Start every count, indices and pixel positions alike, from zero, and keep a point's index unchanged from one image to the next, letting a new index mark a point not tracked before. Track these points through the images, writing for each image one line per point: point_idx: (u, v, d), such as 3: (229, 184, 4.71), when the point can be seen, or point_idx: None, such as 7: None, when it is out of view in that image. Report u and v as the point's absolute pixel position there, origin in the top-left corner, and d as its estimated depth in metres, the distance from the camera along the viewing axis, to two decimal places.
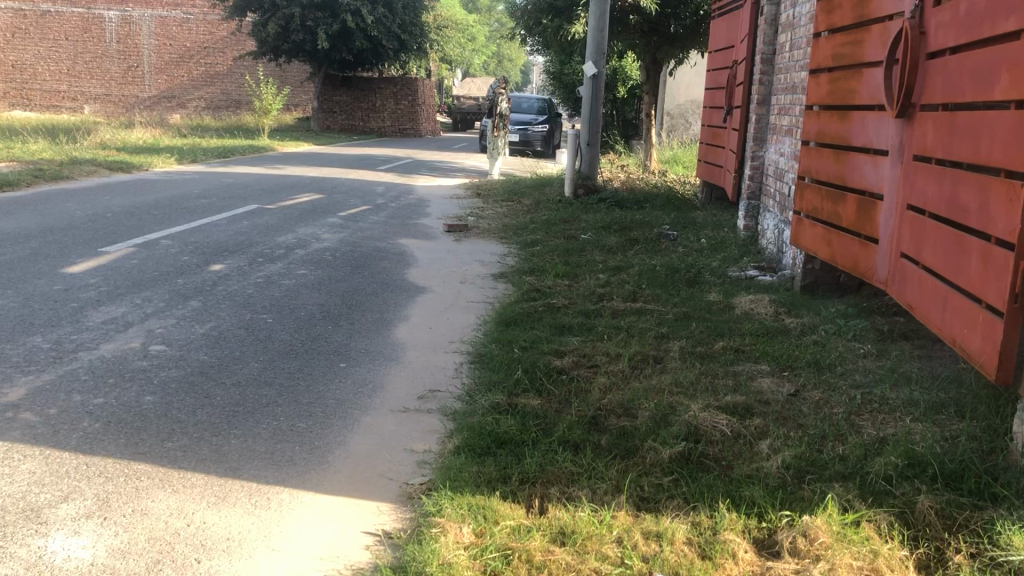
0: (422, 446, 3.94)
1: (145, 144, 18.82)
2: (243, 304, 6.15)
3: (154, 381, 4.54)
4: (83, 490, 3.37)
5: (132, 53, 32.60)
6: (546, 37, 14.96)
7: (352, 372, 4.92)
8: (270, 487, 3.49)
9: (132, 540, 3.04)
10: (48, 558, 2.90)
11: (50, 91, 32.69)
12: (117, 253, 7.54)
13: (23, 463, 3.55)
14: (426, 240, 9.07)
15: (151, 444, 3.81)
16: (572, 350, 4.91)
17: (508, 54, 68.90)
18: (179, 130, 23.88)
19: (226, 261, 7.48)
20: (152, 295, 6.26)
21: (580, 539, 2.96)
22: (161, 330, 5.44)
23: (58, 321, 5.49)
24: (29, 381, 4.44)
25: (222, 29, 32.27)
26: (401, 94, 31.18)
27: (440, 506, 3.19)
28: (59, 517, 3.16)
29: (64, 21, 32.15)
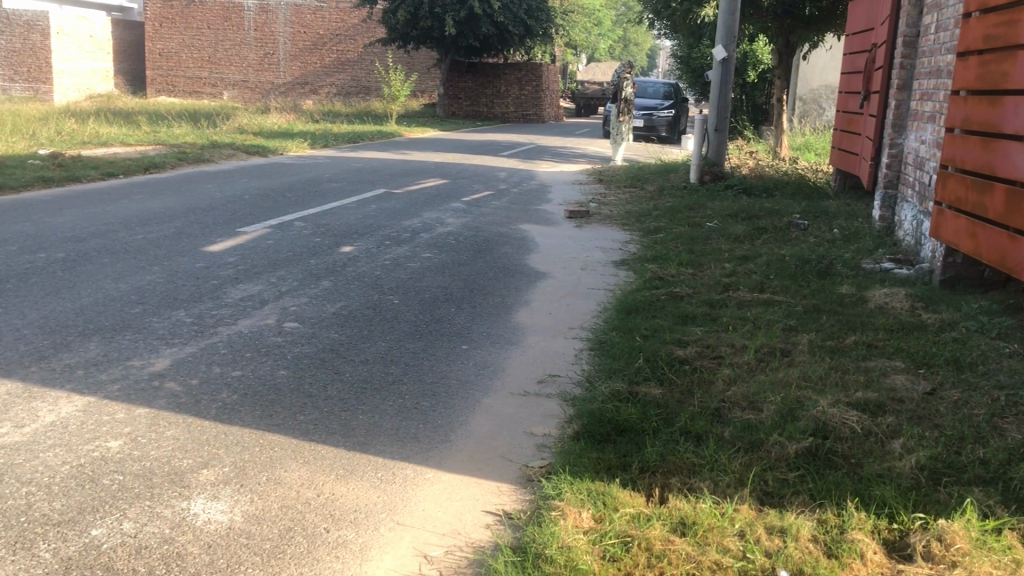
0: (541, 430, 3.97)
1: (280, 129, 19.55)
2: (371, 285, 6.34)
3: (288, 356, 4.74)
4: (220, 458, 3.55)
5: (269, 40, 33.83)
6: (674, 21, 14.71)
7: (473, 354, 5.00)
8: (395, 463, 3.59)
9: (266, 507, 3.19)
10: (190, 519, 3.08)
11: (193, 78, 34.36)
12: (253, 234, 7.89)
13: (168, 430, 3.77)
14: (548, 226, 9.09)
15: (285, 416, 3.98)
16: (694, 341, 4.83)
17: (636, 38, 67.94)
18: (311, 116, 24.72)
19: (355, 243, 7.71)
20: (287, 274, 6.52)
21: (701, 530, 2.93)
22: (294, 308, 5.66)
23: (200, 297, 5.80)
24: (173, 353, 4.71)
25: (353, 17, 33.00)
26: (525, 79, 31.03)
27: (559, 491, 3.22)
28: (200, 481, 3.35)
29: (207, 10, 33.90)
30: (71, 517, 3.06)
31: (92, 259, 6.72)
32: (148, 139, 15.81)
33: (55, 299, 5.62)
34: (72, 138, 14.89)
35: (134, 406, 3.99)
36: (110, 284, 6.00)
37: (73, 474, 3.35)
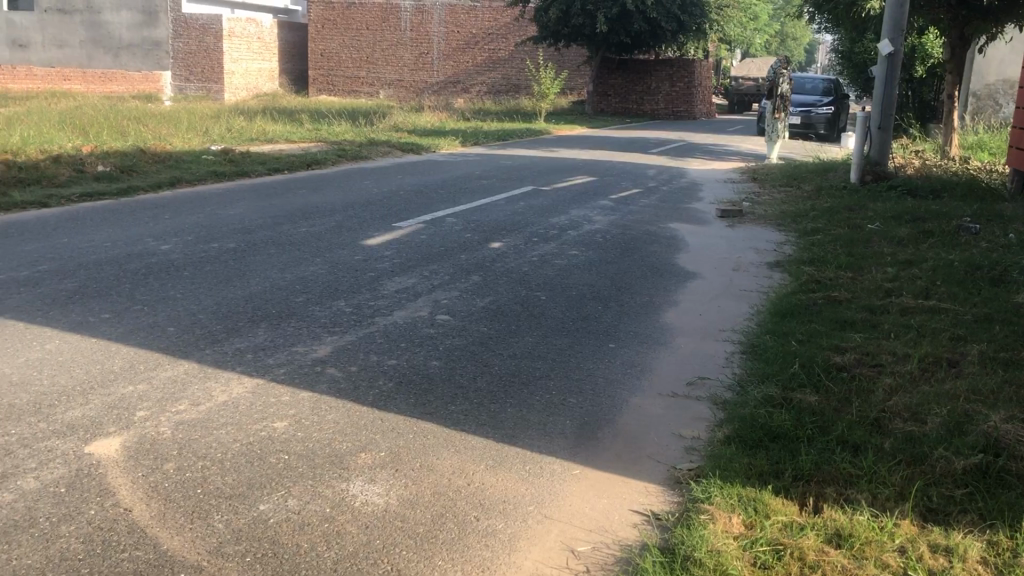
0: (690, 433, 3.93)
1: (432, 127, 20.05)
2: (519, 281, 6.43)
3: (440, 347, 4.89)
4: (377, 442, 3.70)
5: (424, 40, 34.67)
6: (837, 15, 14.15)
7: (620, 353, 4.99)
8: (543, 457, 3.64)
9: (419, 492, 3.31)
10: (349, 500, 3.23)
11: (352, 77, 35.58)
12: (407, 228, 8.14)
13: (329, 414, 3.97)
14: (698, 225, 8.95)
15: (437, 405, 4.10)
16: (853, 347, 4.65)
17: (794, 32, 65.56)
18: (462, 114, 25.22)
19: (504, 240, 7.83)
20: (439, 268, 6.70)
21: (858, 543, 2.83)
22: (446, 301, 5.81)
23: (359, 288, 6.05)
24: (334, 341, 4.93)
25: (506, 15, 33.38)
26: (676, 76, 30.58)
27: (709, 494, 3.18)
28: (359, 465, 3.51)
29: (366, 11, 35.06)
30: (242, 491, 3.26)
31: (260, 250, 7.13)
32: (310, 136, 16.54)
33: (227, 286, 5.99)
34: (241, 135, 15.79)
35: (298, 390, 4.22)
36: (276, 274, 6.34)
37: (244, 451, 3.58)
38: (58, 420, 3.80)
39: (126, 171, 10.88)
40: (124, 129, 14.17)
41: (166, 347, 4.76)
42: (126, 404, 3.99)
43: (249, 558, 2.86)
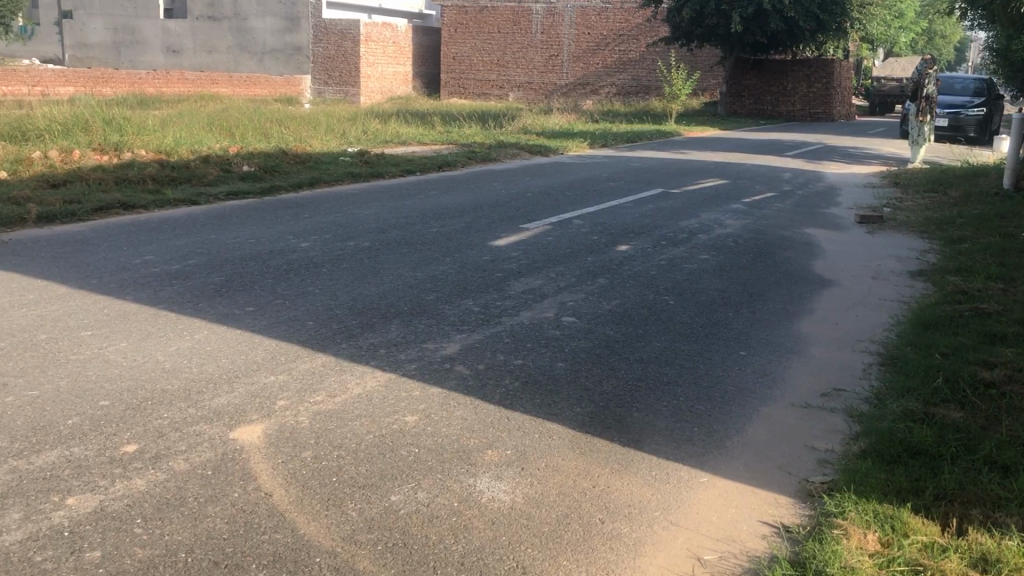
0: (823, 445, 3.82)
1: (562, 129, 20.11)
2: (647, 284, 6.38)
3: (566, 349, 4.91)
4: (504, 440, 3.75)
5: (554, 42, 34.77)
6: (992, 11, 13.37)
7: (751, 360, 4.89)
8: (670, 463, 3.61)
9: (544, 491, 3.34)
10: (476, 496, 3.29)
11: (483, 80, 35.96)
12: (535, 230, 8.20)
13: (457, 410, 4.05)
14: (835, 231, 8.65)
15: (563, 406, 4.13)
16: (1003, 362, 4.39)
17: (943, 31, 62.28)
18: (592, 116, 25.16)
19: (632, 242, 7.79)
20: (566, 270, 6.73)
21: (1006, 569, 2.69)
22: (572, 303, 5.83)
23: (486, 288, 6.14)
24: (463, 339, 5.03)
25: (637, 16, 33.13)
26: (815, 76, 29.63)
27: (843, 509, 3.08)
28: (485, 461, 3.56)
29: (498, 14, 35.33)
30: (374, 481, 3.38)
31: (393, 249, 7.33)
32: (441, 138, 16.91)
33: (361, 283, 6.20)
34: (376, 137, 16.25)
35: (428, 385, 4.32)
36: (408, 273, 6.51)
37: (375, 443, 3.70)
38: (205, 406, 4.03)
39: (269, 171, 11.40)
40: (267, 130, 14.83)
41: (304, 340, 4.96)
42: (267, 393, 4.19)
43: (380, 546, 2.96)
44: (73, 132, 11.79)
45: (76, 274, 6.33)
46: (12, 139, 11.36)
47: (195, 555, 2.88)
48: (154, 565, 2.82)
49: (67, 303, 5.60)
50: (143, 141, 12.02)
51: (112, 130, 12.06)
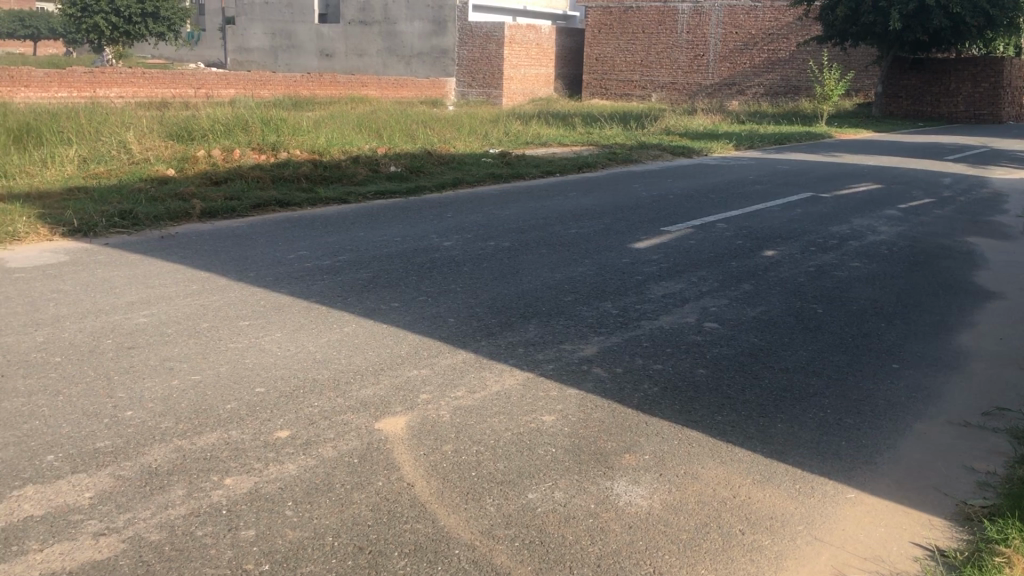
0: (983, 467, 3.61)
1: (706, 130, 19.74)
2: (793, 292, 6.19)
3: (707, 356, 4.82)
4: (642, 445, 3.73)
5: (700, 42, 34.05)
6: None
7: (905, 374, 4.66)
8: (815, 476, 3.49)
9: (683, 499, 3.29)
10: (613, 500, 3.28)
11: (625, 81, 35.57)
12: (677, 233, 8.09)
13: (594, 412, 4.04)
14: (1000, 240, 8.13)
15: (703, 414, 4.06)
16: None
17: None
18: (738, 117, 24.55)
19: (778, 248, 7.56)
20: (709, 274, 6.61)
21: None
22: (714, 309, 5.72)
23: (626, 291, 6.11)
24: (601, 341, 5.02)
25: (789, 15, 31.91)
26: (981, 75, 28.05)
27: (1006, 536, 2.90)
28: (623, 465, 3.54)
29: (643, 15, 35.00)
30: (512, 478, 3.42)
31: (533, 249, 7.39)
32: (583, 140, 16.95)
33: (502, 282, 6.29)
34: (517, 138, 16.44)
35: (566, 386, 4.34)
36: (547, 273, 6.55)
37: (514, 440, 3.74)
38: (352, 396, 4.18)
39: (415, 171, 11.73)
40: (413, 132, 15.21)
41: (446, 336, 5.07)
42: (410, 386, 4.32)
43: (518, 543, 2.99)
44: (234, 132, 12.45)
45: (235, 267, 6.69)
46: (179, 139, 12.09)
47: (341, 540, 3.00)
48: (303, 547, 2.96)
49: (227, 294, 5.93)
50: (298, 141, 12.60)
51: (270, 130, 12.66)
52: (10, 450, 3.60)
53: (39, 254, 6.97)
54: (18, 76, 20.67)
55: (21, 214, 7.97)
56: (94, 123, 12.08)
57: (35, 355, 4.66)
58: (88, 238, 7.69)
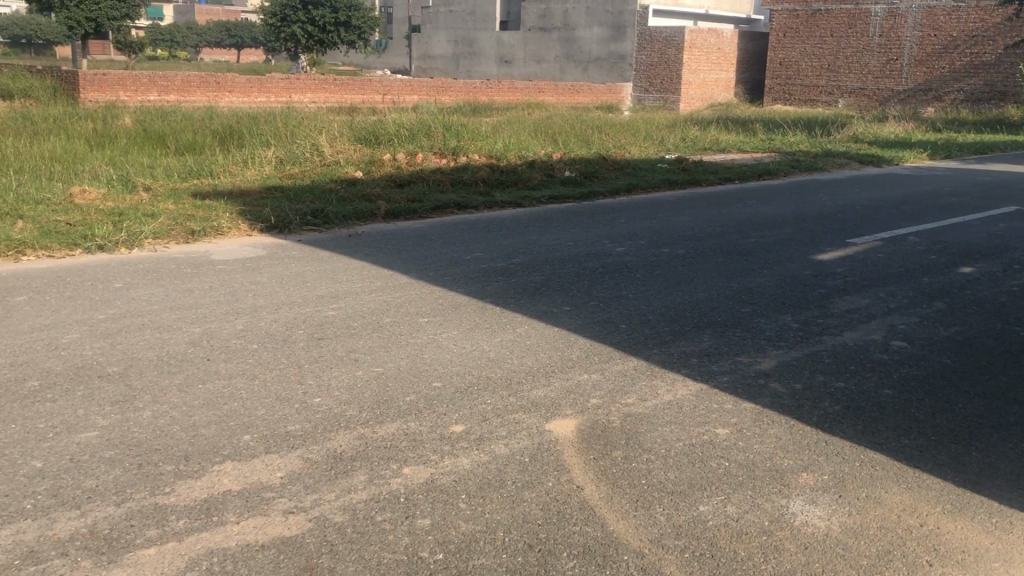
0: None
1: (898, 139, 18.69)
2: (993, 312, 5.77)
3: (894, 376, 4.57)
4: (820, 464, 3.59)
5: (894, 45, 31.45)
6: None
7: None
8: (1015, 511, 3.25)
9: (863, 523, 3.15)
10: (789, 518, 3.18)
11: (810, 86, 33.71)
12: (863, 246, 7.71)
13: (770, 428, 3.93)
14: None
15: (888, 436, 3.86)
16: None
17: None
18: (934, 125, 23.04)
19: (977, 265, 7.06)
20: (897, 290, 6.26)
21: None
22: (903, 326, 5.42)
23: (807, 304, 5.89)
24: (779, 355, 4.87)
25: (996, 15, 29.03)
26: None
27: None
28: (800, 484, 3.43)
29: (833, 18, 32.88)
30: (683, 489, 3.38)
31: (709, 258, 7.26)
32: (764, 146, 16.48)
33: (677, 290, 6.21)
34: (695, 144, 16.18)
35: (740, 400, 4.23)
36: (723, 283, 6.42)
37: (686, 451, 3.70)
38: (524, 397, 4.26)
39: (589, 176, 11.76)
40: (589, 137, 15.27)
41: (618, 342, 5.07)
42: (581, 390, 4.35)
43: (688, 554, 2.96)
44: (417, 136, 12.92)
45: (416, 266, 6.96)
46: (366, 143, 12.69)
47: (511, 536, 3.06)
48: (475, 540, 3.04)
49: (407, 291, 6.18)
50: (477, 146, 12.92)
51: (451, 135, 13.06)
52: (212, 428, 3.90)
53: (240, 249, 7.49)
54: (223, 82, 22.36)
55: (225, 211, 8.61)
56: (290, 127, 12.87)
57: (235, 341, 5.03)
58: (283, 234, 8.21)
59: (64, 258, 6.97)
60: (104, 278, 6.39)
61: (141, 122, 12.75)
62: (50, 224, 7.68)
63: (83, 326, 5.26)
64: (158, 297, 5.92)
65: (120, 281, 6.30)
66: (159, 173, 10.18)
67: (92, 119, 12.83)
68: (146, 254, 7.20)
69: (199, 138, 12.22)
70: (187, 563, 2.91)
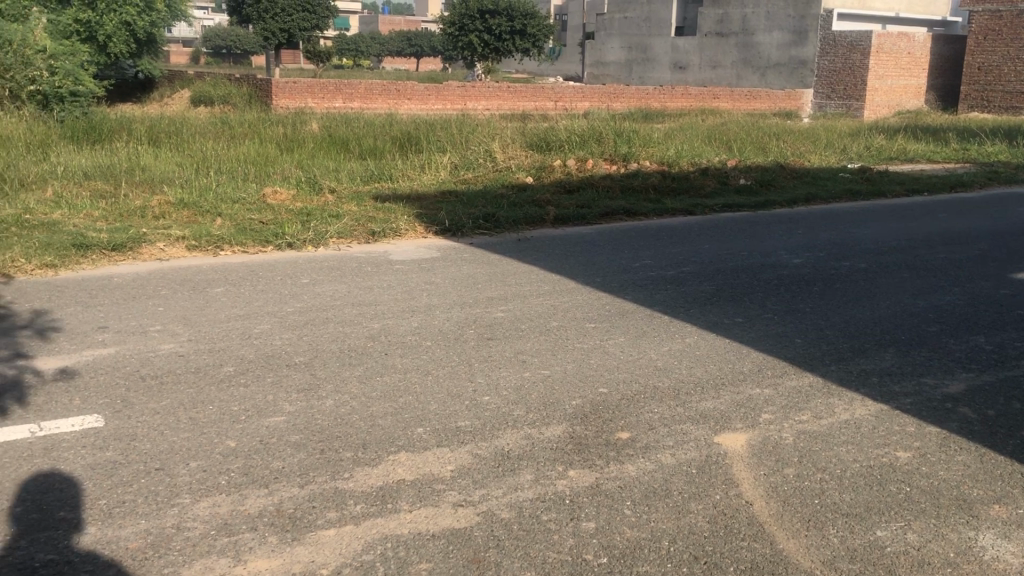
0: None
1: None
2: None
3: None
4: (1014, 498, 3.35)
5: None
6: None
7: None
8: None
9: None
10: (976, 551, 2.99)
11: (1013, 92, 30.57)
12: None
13: (958, 454, 3.70)
14: None
15: None
16: None
17: None
18: None
19: None
20: None
21: None
22: None
23: (1002, 325, 5.50)
24: (970, 378, 4.58)
25: None
26: None
27: None
28: (991, 516, 3.21)
29: None
30: (860, 512, 3.24)
31: (893, 273, 6.91)
32: (958, 157, 15.46)
33: (857, 306, 5.95)
34: (880, 153, 15.40)
35: (924, 423, 4.01)
36: (909, 300, 6.09)
37: (864, 472, 3.54)
38: (693, 407, 4.20)
39: (765, 185, 11.43)
40: (766, 144, 14.83)
41: (793, 357, 4.92)
42: (752, 404, 4.24)
43: None
44: (589, 143, 12.96)
45: (584, 271, 6.99)
46: (538, 149, 12.87)
47: (676, 546, 3.04)
48: (641, 546, 3.04)
49: (575, 296, 6.22)
50: (649, 152, 12.82)
51: (623, 141, 13.01)
52: (388, 419, 4.08)
53: (416, 250, 7.78)
54: (404, 90, 23.24)
55: (402, 213, 8.96)
56: (464, 133, 13.24)
57: (410, 337, 5.24)
58: (456, 236, 8.46)
59: (257, 254, 7.47)
60: (291, 273, 6.80)
61: (328, 128, 13.47)
62: (244, 223, 8.25)
63: (274, 317, 5.63)
64: (341, 293, 6.25)
65: (308, 277, 6.70)
66: (342, 176, 10.72)
67: (283, 125, 13.66)
68: (330, 252, 7.60)
69: (380, 143, 12.78)
70: (363, 547, 3.06)
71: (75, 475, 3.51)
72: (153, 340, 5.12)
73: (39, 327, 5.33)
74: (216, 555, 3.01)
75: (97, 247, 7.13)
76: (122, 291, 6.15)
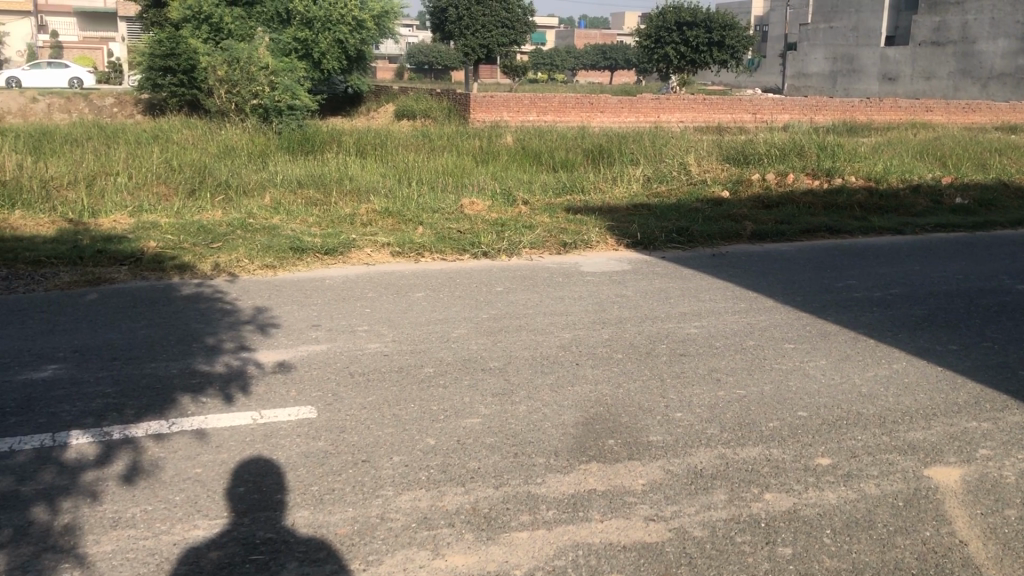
0: None
1: None
2: None
3: None
4: None
5: None
6: None
7: None
8: None
9: None
10: None
11: None
12: None
13: None
14: None
15: None
16: None
17: None
18: None
19: None
20: None
21: None
22: None
23: None
24: None
25: None
26: None
27: None
28: None
29: None
30: None
31: None
32: None
33: None
34: None
35: None
36: None
37: None
38: (900, 437, 3.98)
39: (984, 205, 10.63)
40: (985, 160, 13.77)
41: (1015, 390, 4.55)
42: (967, 438, 3.96)
43: None
44: (789, 157, 12.52)
45: (782, 290, 6.77)
46: (735, 162, 12.58)
47: None
48: None
49: (772, 315, 6.04)
50: (854, 167, 12.22)
51: (826, 156, 12.48)
52: (580, 429, 4.12)
53: (606, 262, 7.82)
54: (598, 102, 23.24)
55: (595, 225, 9.02)
56: (658, 147, 13.16)
57: (602, 349, 5.27)
58: (647, 250, 8.43)
59: (455, 262, 7.75)
60: (487, 281, 7.02)
61: (523, 141, 13.77)
62: (444, 231, 8.58)
63: (470, 323, 5.82)
64: (534, 302, 6.38)
65: (502, 285, 6.89)
66: (535, 188, 10.94)
67: (480, 138, 14.10)
68: (523, 262, 7.78)
69: (573, 156, 12.93)
70: (556, 552, 3.11)
71: (292, 462, 3.79)
72: (360, 340, 5.44)
73: (260, 323, 5.78)
74: (417, 546, 3.15)
75: (311, 251, 7.65)
76: (332, 292, 6.57)
